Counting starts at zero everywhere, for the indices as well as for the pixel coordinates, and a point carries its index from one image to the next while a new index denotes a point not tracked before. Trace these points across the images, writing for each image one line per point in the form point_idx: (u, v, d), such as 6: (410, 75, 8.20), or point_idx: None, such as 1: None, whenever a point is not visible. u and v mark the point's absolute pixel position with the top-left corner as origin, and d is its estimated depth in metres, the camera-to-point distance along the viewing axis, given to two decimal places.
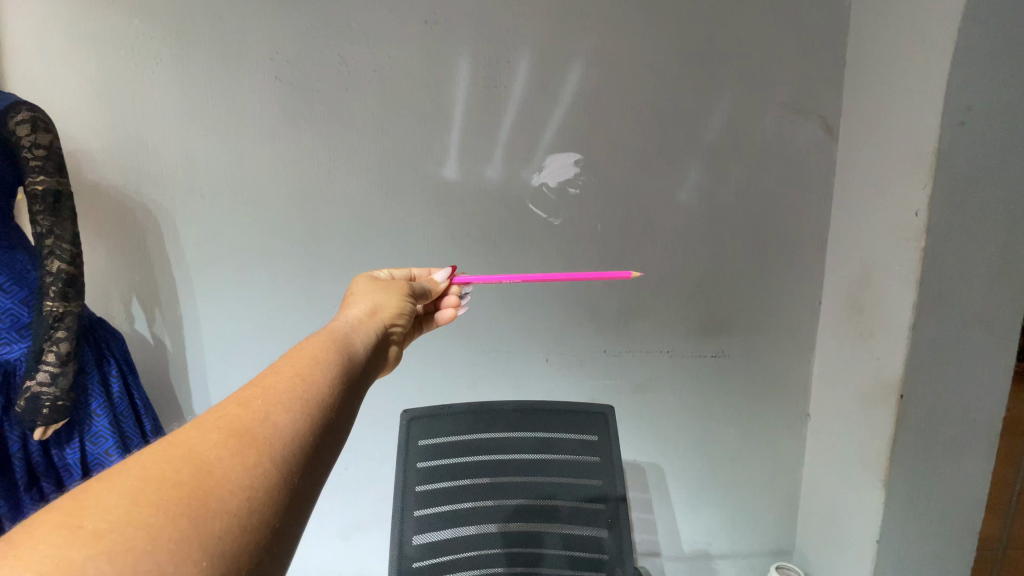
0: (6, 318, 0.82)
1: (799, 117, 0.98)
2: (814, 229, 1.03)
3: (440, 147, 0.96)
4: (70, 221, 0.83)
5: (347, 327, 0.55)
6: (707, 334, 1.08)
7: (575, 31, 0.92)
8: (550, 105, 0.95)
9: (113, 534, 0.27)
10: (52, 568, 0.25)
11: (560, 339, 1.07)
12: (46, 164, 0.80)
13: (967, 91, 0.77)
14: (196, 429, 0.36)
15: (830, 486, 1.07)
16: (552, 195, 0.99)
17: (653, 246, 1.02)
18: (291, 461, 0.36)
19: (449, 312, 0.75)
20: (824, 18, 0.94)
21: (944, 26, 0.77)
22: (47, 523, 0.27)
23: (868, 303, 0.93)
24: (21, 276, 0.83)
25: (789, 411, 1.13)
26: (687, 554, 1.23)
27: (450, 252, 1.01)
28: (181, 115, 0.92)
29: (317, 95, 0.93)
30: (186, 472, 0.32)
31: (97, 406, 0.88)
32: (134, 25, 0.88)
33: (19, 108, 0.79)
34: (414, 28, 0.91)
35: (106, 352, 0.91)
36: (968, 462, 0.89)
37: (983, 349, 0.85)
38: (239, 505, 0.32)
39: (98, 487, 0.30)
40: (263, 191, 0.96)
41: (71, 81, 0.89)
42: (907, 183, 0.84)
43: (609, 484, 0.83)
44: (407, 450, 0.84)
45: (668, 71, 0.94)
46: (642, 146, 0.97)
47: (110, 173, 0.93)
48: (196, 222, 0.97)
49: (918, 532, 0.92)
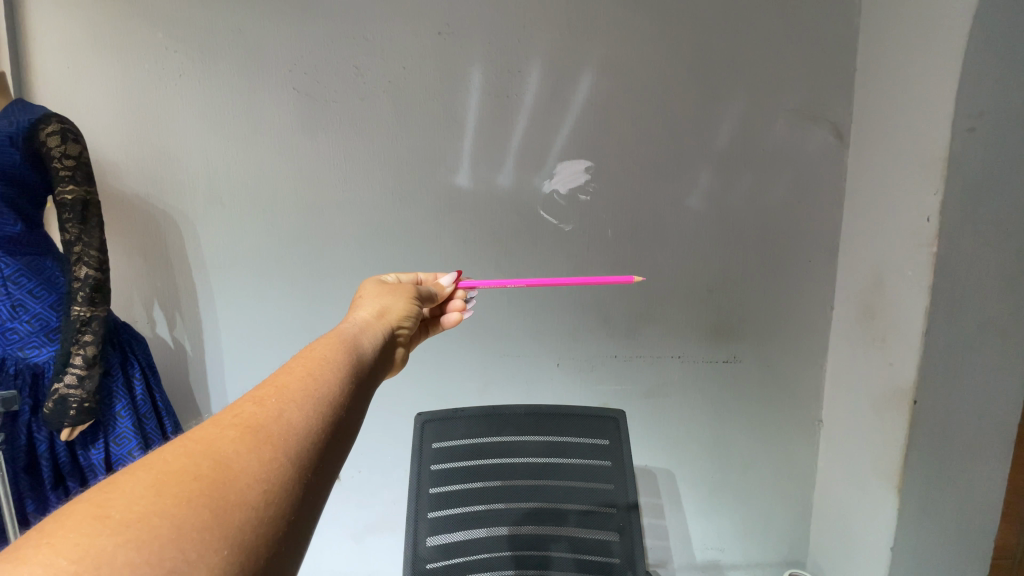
0: (35, 322, 0.85)
1: (809, 123, 0.98)
2: (825, 234, 1.03)
3: (453, 155, 0.98)
4: (97, 228, 0.85)
5: (356, 329, 0.56)
6: (717, 339, 1.08)
7: (586, 40, 0.94)
8: (561, 114, 0.97)
9: (138, 523, 0.29)
10: (83, 556, 0.27)
11: (570, 344, 1.08)
12: (75, 174, 0.83)
13: (978, 96, 0.77)
14: (214, 426, 0.37)
15: (843, 493, 1.06)
16: (563, 202, 1.00)
17: (663, 251, 1.03)
18: (305, 455, 0.38)
19: (455, 316, 0.76)
20: (834, 23, 0.95)
21: (954, 32, 0.78)
22: (77, 513, 0.29)
23: (881, 308, 0.93)
24: (50, 281, 0.86)
25: (802, 417, 1.13)
26: (698, 561, 1.22)
27: (461, 257, 1.02)
28: (202, 125, 0.95)
29: (333, 104, 0.95)
30: (205, 465, 0.33)
31: (122, 408, 0.91)
32: (157, 39, 0.91)
33: (50, 120, 0.82)
34: (428, 39, 0.93)
35: (130, 355, 0.94)
36: (987, 471, 0.87)
37: (1001, 355, 0.84)
38: (256, 498, 0.33)
39: (122, 479, 0.31)
40: (280, 198, 0.99)
41: (97, 92, 0.92)
42: (919, 188, 0.84)
43: (621, 489, 0.84)
44: (421, 452, 0.85)
45: (677, 78, 0.96)
46: (652, 152, 0.98)
47: (135, 181, 0.96)
48: (216, 228, 1.00)
49: (935, 542, 0.91)
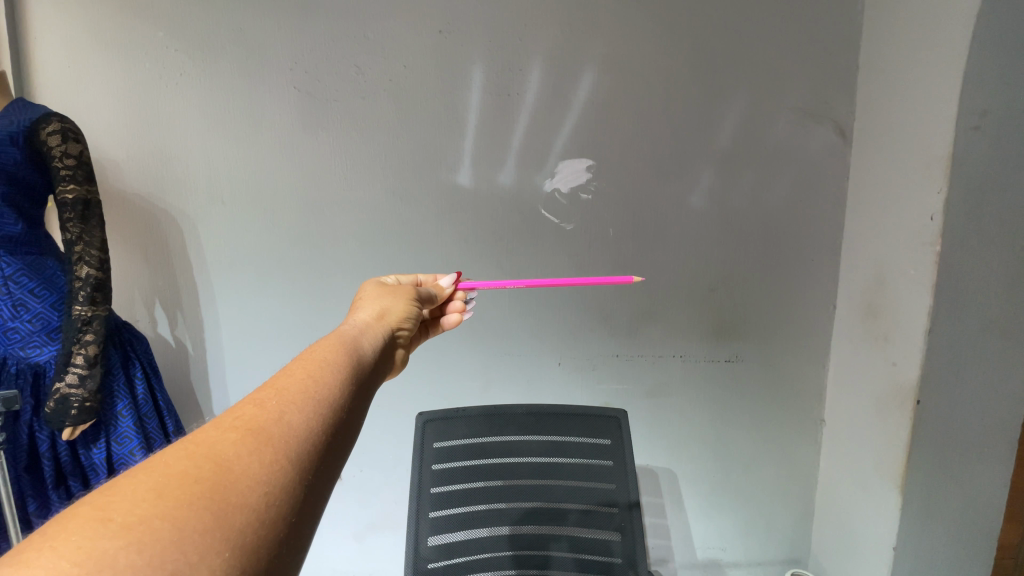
0: (37, 321, 0.85)
1: (812, 121, 0.98)
2: (827, 233, 1.03)
3: (454, 154, 0.98)
4: (98, 227, 0.85)
5: (356, 330, 0.56)
6: (719, 338, 1.08)
7: (588, 38, 0.94)
8: (562, 112, 0.96)
9: (141, 525, 0.29)
10: (85, 558, 0.26)
11: (571, 344, 1.08)
12: (75, 173, 0.83)
13: (982, 94, 0.76)
14: (215, 428, 0.37)
15: (845, 492, 1.06)
16: (564, 201, 1.00)
17: (665, 250, 1.03)
18: (305, 457, 0.37)
19: (455, 317, 0.76)
20: (836, 21, 0.94)
21: (957, 30, 0.77)
22: (78, 516, 0.29)
23: (885, 307, 0.93)
24: (51, 281, 0.86)
25: (804, 416, 1.13)
26: (700, 560, 1.22)
27: (461, 257, 1.02)
28: (203, 124, 0.95)
29: (333, 103, 0.95)
30: (207, 467, 0.33)
31: (123, 407, 0.91)
32: (157, 38, 0.91)
33: (51, 119, 0.82)
34: (428, 37, 0.93)
35: (131, 355, 0.94)
36: (990, 470, 0.87)
37: (1004, 354, 0.83)
38: (257, 499, 0.33)
39: (123, 483, 0.31)
40: (280, 197, 0.99)
41: (97, 91, 0.92)
42: (922, 186, 0.83)
43: (622, 488, 0.84)
44: (422, 451, 0.85)
45: (679, 77, 0.95)
46: (654, 151, 0.98)
47: (136, 180, 0.96)
48: (217, 227, 0.99)
49: (939, 542, 0.90)
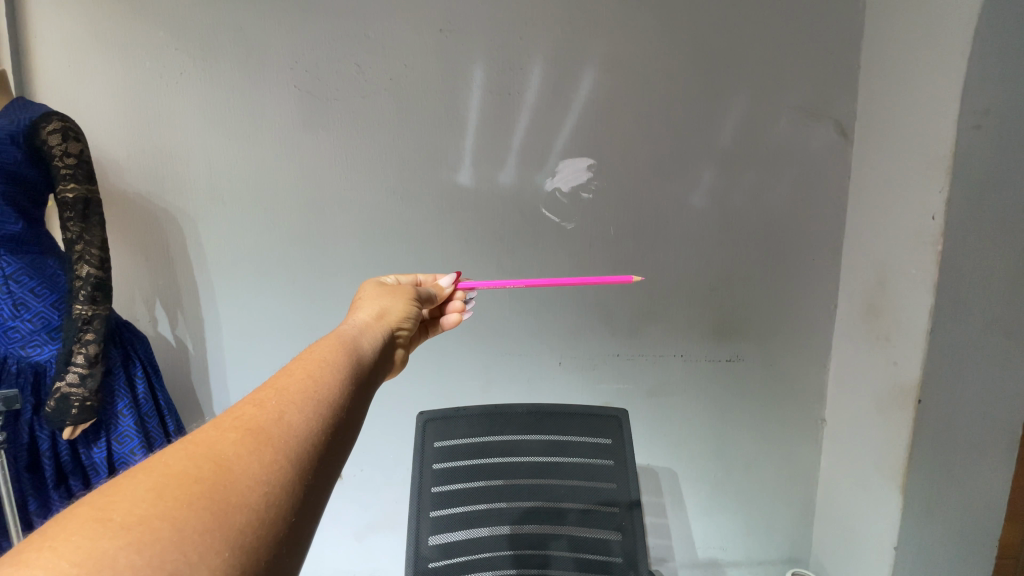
0: (37, 320, 0.85)
1: (813, 121, 0.98)
2: (828, 232, 1.03)
3: (455, 153, 0.98)
4: (99, 226, 0.85)
5: (356, 330, 0.56)
6: (720, 337, 1.08)
7: (589, 37, 0.93)
8: (563, 112, 0.96)
9: (140, 525, 0.29)
10: (85, 558, 0.26)
11: (572, 343, 1.08)
12: (76, 172, 0.83)
13: (984, 93, 0.76)
14: (214, 428, 0.37)
15: (846, 491, 1.06)
16: (565, 200, 1.00)
17: (665, 250, 1.03)
18: (305, 457, 0.37)
19: (454, 316, 0.76)
20: (838, 20, 0.94)
21: (959, 29, 0.77)
22: (77, 517, 0.29)
23: (886, 307, 0.93)
24: (52, 280, 0.86)
25: (805, 416, 1.12)
26: (701, 559, 1.22)
27: (462, 257, 1.02)
28: (203, 123, 0.95)
29: (334, 103, 0.95)
30: (206, 468, 0.33)
31: (124, 406, 0.91)
32: (158, 37, 0.91)
33: (51, 118, 0.82)
34: (429, 37, 0.93)
35: (132, 354, 0.94)
36: (991, 470, 0.87)
37: (1005, 354, 0.83)
38: (257, 499, 0.33)
39: (122, 483, 0.31)
40: (281, 197, 0.99)
41: (98, 90, 0.92)
42: (924, 185, 0.83)
43: (623, 488, 0.84)
44: (423, 451, 0.85)
45: (680, 76, 0.95)
46: (655, 150, 0.98)
47: (137, 180, 0.96)
48: (217, 227, 0.99)
49: (940, 542, 0.90)
